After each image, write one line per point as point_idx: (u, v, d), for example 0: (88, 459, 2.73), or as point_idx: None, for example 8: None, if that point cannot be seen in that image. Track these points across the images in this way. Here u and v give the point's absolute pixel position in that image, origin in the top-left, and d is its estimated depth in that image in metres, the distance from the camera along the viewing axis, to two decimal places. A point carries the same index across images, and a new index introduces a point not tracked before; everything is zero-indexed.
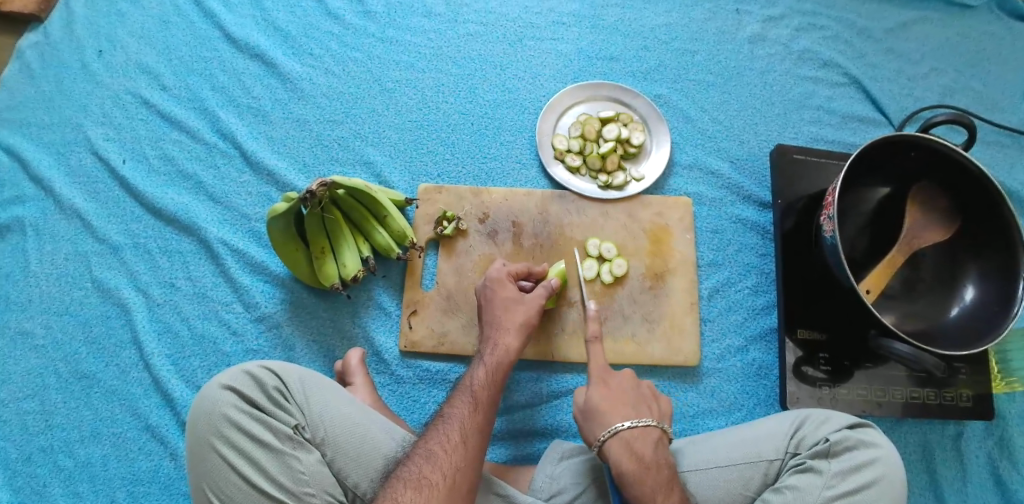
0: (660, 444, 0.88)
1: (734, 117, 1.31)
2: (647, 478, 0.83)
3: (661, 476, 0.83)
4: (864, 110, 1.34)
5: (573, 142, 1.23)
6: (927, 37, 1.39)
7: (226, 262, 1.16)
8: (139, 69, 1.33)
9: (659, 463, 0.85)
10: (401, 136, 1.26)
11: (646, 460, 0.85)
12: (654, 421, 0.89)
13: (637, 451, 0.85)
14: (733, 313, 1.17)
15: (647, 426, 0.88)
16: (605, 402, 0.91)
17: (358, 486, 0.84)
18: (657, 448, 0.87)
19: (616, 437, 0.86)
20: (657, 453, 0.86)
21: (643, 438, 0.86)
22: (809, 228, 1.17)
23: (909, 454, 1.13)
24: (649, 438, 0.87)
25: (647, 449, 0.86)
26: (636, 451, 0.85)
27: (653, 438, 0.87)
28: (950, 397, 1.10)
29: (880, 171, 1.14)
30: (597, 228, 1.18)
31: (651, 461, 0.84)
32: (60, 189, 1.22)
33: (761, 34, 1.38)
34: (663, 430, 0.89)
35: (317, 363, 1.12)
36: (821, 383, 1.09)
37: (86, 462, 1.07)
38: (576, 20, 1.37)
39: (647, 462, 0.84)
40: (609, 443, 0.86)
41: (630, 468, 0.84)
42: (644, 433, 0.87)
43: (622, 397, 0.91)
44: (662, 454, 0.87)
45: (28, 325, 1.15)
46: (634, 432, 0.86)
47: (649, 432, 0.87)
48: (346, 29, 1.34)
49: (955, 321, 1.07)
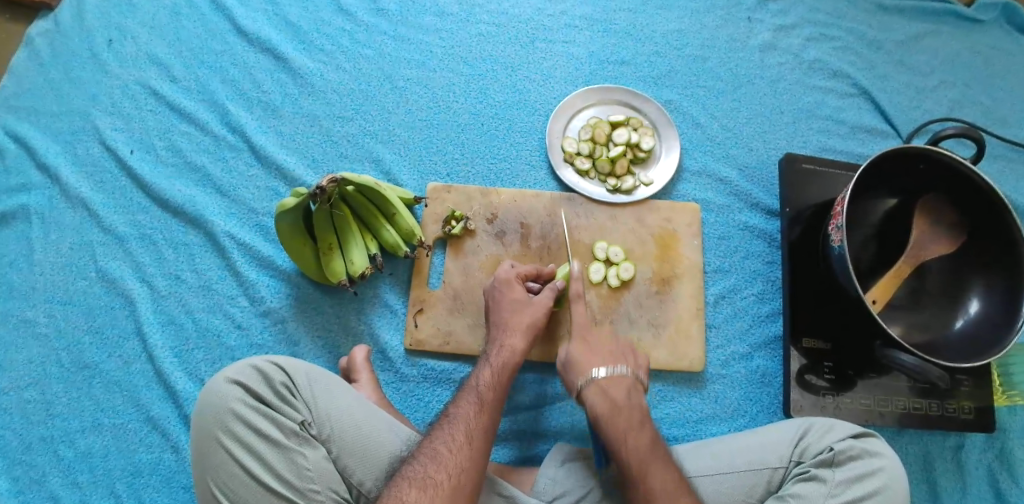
0: (634, 390, 0.94)
1: (744, 124, 1.32)
2: (619, 417, 0.89)
3: (633, 416, 0.90)
4: (873, 121, 1.34)
5: (583, 145, 1.23)
6: (937, 50, 1.40)
7: (233, 255, 1.16)
8: (149, 60, 1.32)
9: (631, 405, 0.91)
10: (410, 135, 1.26)
11: (618, 403, 0.91)
12: (628, 370, 0.94)
13: (611, 396, 0.91)
14: (739, 320, 1.17)
15: (622, 375, 0.94)
16: (583, 353, 0.96)
17: (362, 484, 0.85)
18: (631, 393, 0.92)
19: (591, 382, 0.93)
20: (629, 397, 0.92)
21: (617, 383, 0.93)
22: (816, 237, 1.18)
23: (909, 464, 1.13)
24: (623, 385, 0.93)
25: (620, 394, 0.92)
26: (609, 394, 0.91)
27: (627, 385, 0.93)
28: (953, 409, 1.10)
29: (889, 182, 1.14)
30: (605, 232, 1.18)
31: (623, 404, 0.91)
32: (67, 179, 1.22)
33: (772, 42, 1.38)
34: (637, 379, 0.95)
35: (322, 359, 1.12)
36: (825, 392, 1.10)
37: (87, 452, 1.06)
38: (589, 23, 1.37)
39: (620, 405, 0.90)
40: (587, 389, 0.93)
41: (603, 409, 0.90)
42: (620, 381, 0.93)
43: (599, 348, 0.97)
44: (635, 397, 0.92)
45: (31, 314, 1.14)
46: (608, 379, 0.93)
47: (624, 380, 0.93)
48: (358, 26, 1.34)
49: (960, 333, 1.07)
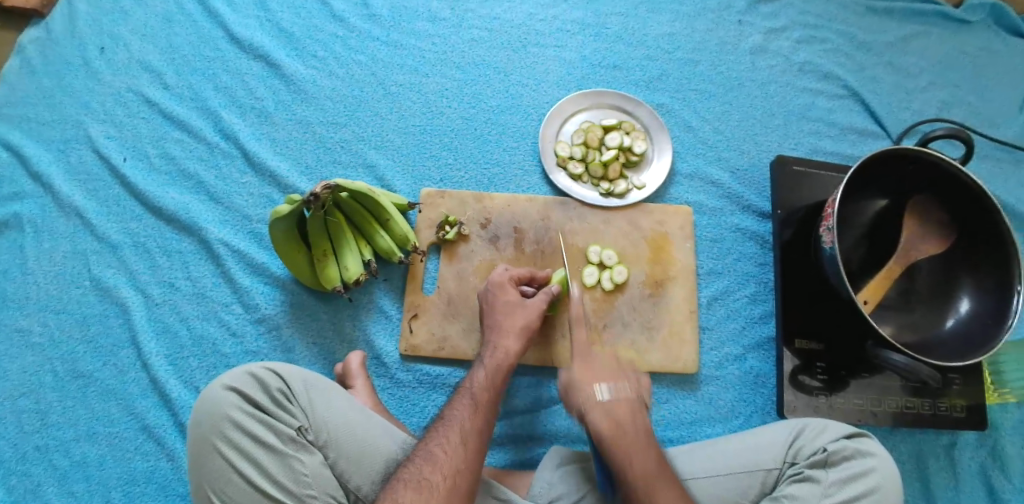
0: (662, 460, 0.87)
1: (735, 127, 1.33)
2: (654, 497, 0.82)
3: (668, 493, 0.83)
4: (863, 122, 1.35)
5: (576, 149, 1.24)
6: (926, 51, 1.41)
7: (227, 262, 1.16)
8: (142, 68, 1.32)
9: (664, 481, 0.84)
10: (404, 140, 1.27)
11: (651, 479, 0.84)
12: (633, 392, 0.91)
13: (641, 469, 0.84)
14: (732, 321, 1.18)
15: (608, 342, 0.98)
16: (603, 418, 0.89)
17: (359, 488, 0.85)
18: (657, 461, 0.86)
19: (619, 458, 0.85)
20: (659, 469, 0.85)
21: (645, 455, 0.85)
22: (807, 238, 1.19)
23: (903, 463, 1.14)
24: (650, 456, 0.86)
25: (651, 465, 0.85)
26: (639, 469, 0.84)
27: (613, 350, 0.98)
28: (944, 408, 1.11)
29: (880, 182, 1.15)
30: (598, 235, 1.19)
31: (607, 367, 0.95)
32: (60, 187, 1.22)
33: (763, 45, 1.39)
34: (627, 375, 0.94)
35: (317, 365, 1.12)
36: (818, 392, 1.10)
37: (82, 462, 1.06)
38: (580, 28, 1.38)
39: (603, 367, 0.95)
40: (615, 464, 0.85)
41: (637, 486, 0.83)
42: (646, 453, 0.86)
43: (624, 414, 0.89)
44: (667, 471, 0.86)
45: (25, 323, 1.14)
46: (636, 452, 0.85)
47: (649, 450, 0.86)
48: (351, 32, 1.34)
49: (951, 332, 1.08)
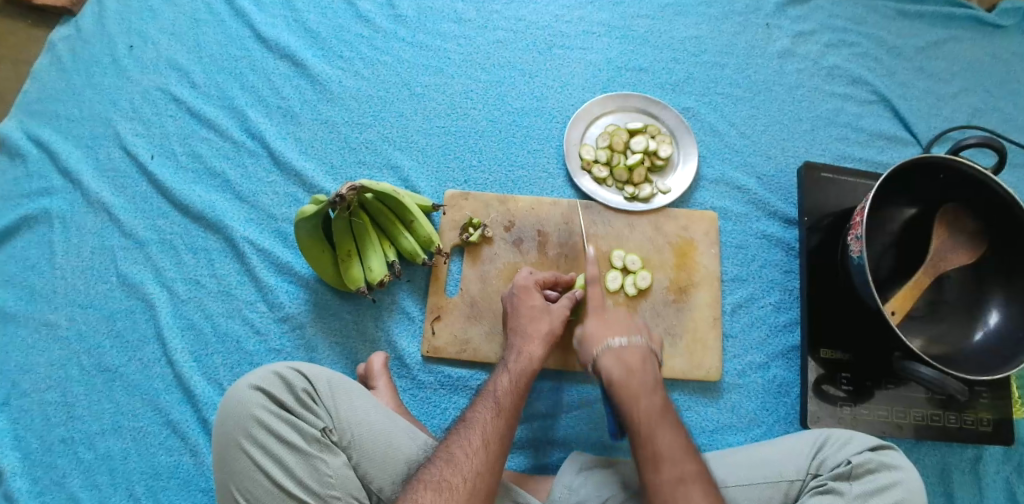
0: (649, 360, 0.96)
1: (762, 132, 1.31)
2: (632, 382, 0.92)
3: (645, 380, 0.92)
4: (892, 129, 1.33)
5: (600, 153, 1.23)
6: (958, 56, 1.39)
7: (252, 260, 1.17)
8: (170, 66, 1.33)
9: (645, 369, 0.94)
10: (428, 141, 1.27)
11: (633, 367, 0.94)
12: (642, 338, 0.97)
13: (625, 361, 0.94)
14: (756, 329, 1.17)
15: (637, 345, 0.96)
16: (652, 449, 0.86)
17: (381, 490, 0.86)
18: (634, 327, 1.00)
19: (607, 350, 0.95)
20: (644, 362, 0.95)
21: (634, 352, 0.95)
22: (834, 246, 1.17)
23: (927, 475, 1.12)
24: (639, 354, 0.95)
25: (636, 361, 0.94)
26: (625, 361, 0.94)
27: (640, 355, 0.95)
28: (970, 421, 1.10)
29: (909, 191, 1.12)
30: (622, 240, 1.18)
31: (636, 367, 0.94)
32: (88, 183, 1.23)
33: (791, 49, 1.38)
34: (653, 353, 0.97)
35: (340, 365, 1.13)
36: (842, 403, 1.09)
37: (106, 455, 1.07)
38: (606, 30, 1.37)
39: (633, 369, 0.93)
40: (603, 356, 0.95)
41: (619, 375, 0.93)
42: (633, 348, 0.95)
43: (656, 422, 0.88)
44: (650, 366, 0.95)
45: (52, 317, 1.15)
46: (624, 347, 0.95)
47: (639, 349, 0.96)
48: (376, 32, 1.34)
49: (980, 345, 1.06)
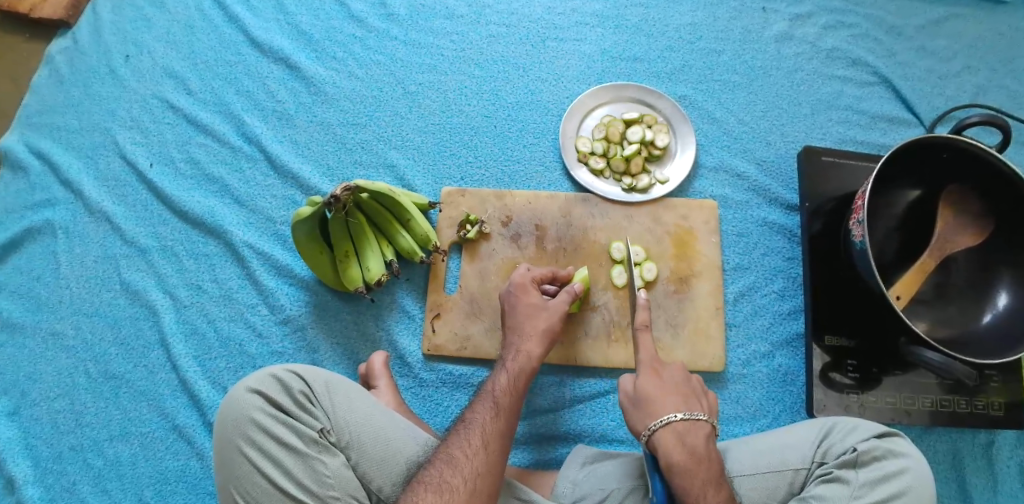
0: (710, 439, 0.87)
1: (760, 118, 1.29)
2: (698, 472, 0.82)
3: (711, 471, 0.83)
4: (893, 109, 1.31)
5: (597, 145, 1.22)
6: (960, 34, 1.36)
7: (252, 264, 1.18)
8: (166, 74, 1.34)
9: (709, 456, 0.84)
10: (424, 139, 1.26)
11: (698, 454, 0.84)
12: (704, 416, 0.88)
13: (689, 446, 0.84)
14: (759, 318, 1.16)
15: (697, 420, 0.87)
16: None
17: (381, 490, 0.85)
18: (693, 400, 0.90)
19: (667, 428, 0.85)
20: (708, 447, 0.85)
21: (695, 432, 0.85)
22: (837, 232, 1.15)
23: (938, 462, 1.11)
24: (701, 436, 0.86)
25: (699, 444, 0.85)
26: (688, 445, 0.84)
27: (704, 433, 0.86)
28: (982, 405, 1.07)
29: (912, 172, 1.10)
30: (621, 232, 1.17)
31: (702, 455, 0.84)
32: (89, 193, 1.24)
33: (788, 32, 1.35)
34: (713, 426, 0.88)
35: (341, 366, 1.13)
36: (850, 390, 1.08)
37: (115, 461, 1.09)
38: (599, 20, 1.36)
39: (699, 456, 0.83)
40: (661, 434, 0.85)
41: (682, 460, 0.82)
42: (696, 427, 0.86)
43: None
44: (712, 448, 0.86)
45: (59, 326, 1.17)
46: (686, 425, 0.85)
47: (700, 427, 0.86)
48: (369, 32, 1.34)
49: (988, 328, 1.04)
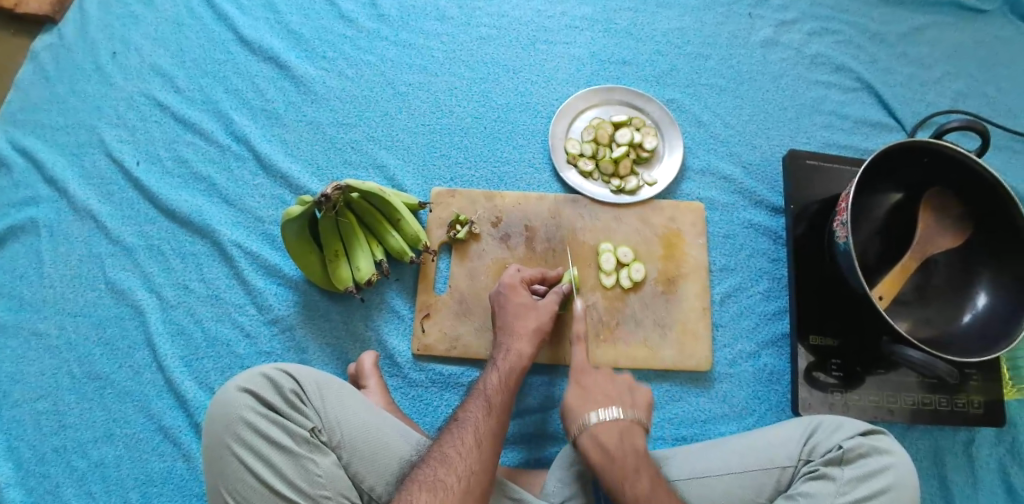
0: (612, 373, 0.95)
1: (747, 121, 1.31)
2: (587, 397, 0.92)
3: (600, 394, 0.91)
4: (876, 115, 1.33)
5: (586, 147, 1.23)
6: (941, 42, 1.39)
7: (240, 264, 1.17)
8: (153, 72, 1.33)
9: (600, 383, 0.93)
10: (414, 140, 1.27)
11: (588, 384, 0.93)
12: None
13: (582, 380, 0.94)
14: (746, 319, 1.17)
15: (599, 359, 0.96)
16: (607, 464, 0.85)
17: (373, 489, 0.85)
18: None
19: (571, 370, 0.96)
20: (602, 377, 0.94)
21: (595, 357, 0.96)
22: (822, 234, 1.17)
23: (920, 460, 1.13)
24: (601, 360, 0.96)
25: (592, 376, 0.94)
26: (581, 379, 0.94)
27: (603, 368, 0.95)
28: (961, 404, 1.10)
29: (894, 175, 1.12)
30: (609, 233, 1.18)
31: (592, 384, 0.93)
32: (74, 191, 1.23)
33: (774, 38, 1.38)
34: (620, 364, 0.96)
35: (330, 366, 1.13)
36: (833, 389, 1.09)
37: (100, 463, 1.07)
38: (589, 24, 1.37)
39: (589, 386, 0.93)
40: (567, 377, 0.96)
41: (574, 393, 0.93)
42: (594, 364, 0.95)
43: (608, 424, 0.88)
44: (610, 378, 0.94)
45: (42, 326, 1.15)
46: (582, 364, 0.95)
47: (604, 354, 0.96)
48: (359, 32, 1.34)
49: (967, 328, 1.07)
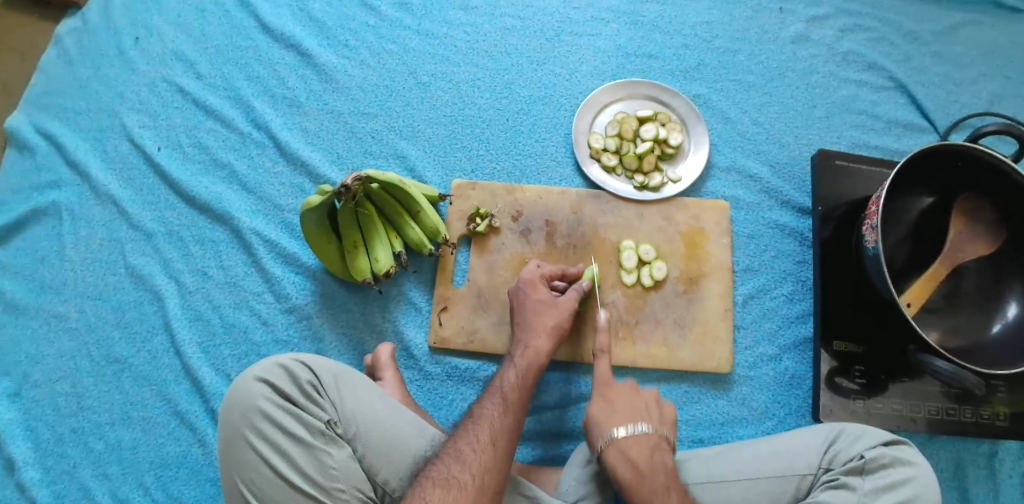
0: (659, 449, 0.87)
1: (774, 119, 1.28)
2: (643, 485, 0.82)
3: (656, 482, 0.83)
4: (909, 115, 1.30)
5: (610, 141, 1.21)
6: (978, 41, 1.35)
7: (258, 252, 1.17)
8: (175, 57, 1.32)
9: (654, 469, 0.84)
10: (436, 130, 1.25)
11: (640, 464, 0.84)
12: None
13: (631, 458, 0.85)
14: (768, 321, 1.15)
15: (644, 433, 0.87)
16: None
17: (387, 483, 0.85)
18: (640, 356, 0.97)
19: (612, 444, 0.86)
20: (654, 456, 0.85)
21: (623, 384, 0.93)
22: (849, 237, 1.15)
23: (941, 470, 1.10)
24: (629, 388, 0.93)
25: (642, 455, 0.85)
26: (631, 457, 0.85)
27: (650, 443, 0.86)
28: (987, 416, 1.07)
29: (926, 179, 1.09)
30: (631, 230, 1.16)
31: (646, 466, 0.84)
32: (96, 175, 1.23)
33: (804, 34, 1.34)
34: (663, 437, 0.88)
35: (347, 356, 1.12)
36: (856, 396, 1.07)
37: (116, 445, 1.08)
38: (615, 16, 1.34)
39: (643, 468, 0.84)
40: (608, 452, 0.86)
41: (626, 475, 0.84)
42: (641, 440, 0.86)
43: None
44: (659, 457, 0.86)
45: (62, 308, 1.16)
46: (630, 439, 0.86)
47: (631, 383, 0.93)
48: (382, 21, 1.33)
49: (998, 338, 1.03)
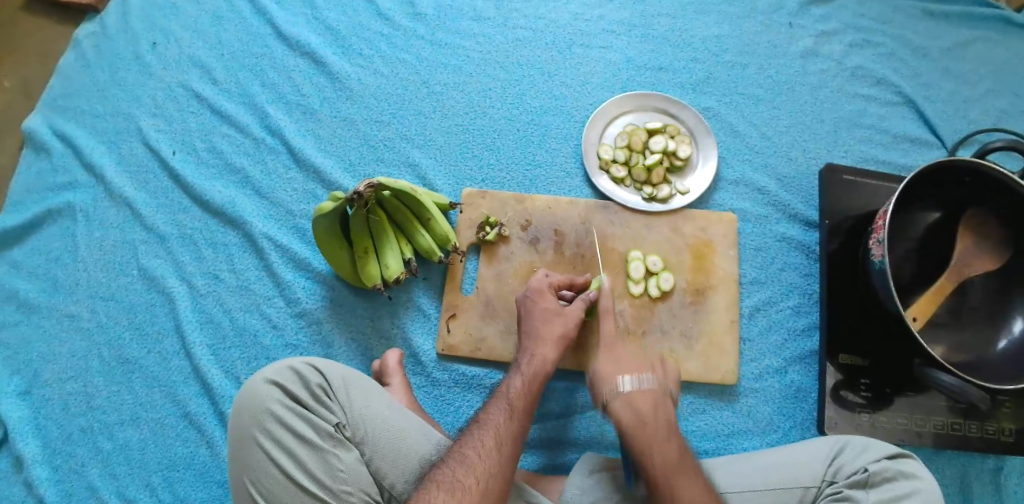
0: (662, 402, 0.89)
1: (783, 133, 1.29)
2: (646, 431, 0.85)
3: (658, 429, 0.86)
4: (917, 131, 1.31)
5: (619, 153, 1.22)
6: (987, 58, 1.36)
7: (270, 256, 1.18)
8: (192, 62, 1.34)
9: (658, 416, 0.87)
10: (447, 139, 1.27)
11: (645, 415, 0.87)
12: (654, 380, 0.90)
13: (636, 407, 0.87)
14: (774, 334, 1.16)
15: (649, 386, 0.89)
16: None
17: (394, 487, 0.86)
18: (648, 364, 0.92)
19: (618, 396, 0.88)
20: (657, 406, 0.88)
21: (645, 395, 0.88)
22: (856, 250, 1.15)
23: (946, 486, 1.10)
24: (651, 397, 0.88)
25: (647, 407, 0.87)
26: (636, 407, 0.87)
27: (654, 398, 0.88)
28: (993, 431, 1.07)
29: (931, 195, 1.10)
30: (639, 241, 1.17)
31: (648, 415, 0.87)
32: (111, 177, 1.25)
33: (814, 49, 1.35)
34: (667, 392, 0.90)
35: (355, 361, 1.13)
36: (861, 410, 1.07)
37: (125, 446, 1.09)
38: (626, 28, 1.36)
39: (646, 417, 0.86)
40: (614, 403, 0.88)
41: (630, 423, 0.86)
42: (647, 392, 0.88)
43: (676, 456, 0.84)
44: (663, 410, 0.88)
45: (75, 309, 1.17)
46: (636, 391, 0.88)
47: (651, 393, 0.89)
48: (396, 30, 1.35)
49: (1004, 353, 1.03)
